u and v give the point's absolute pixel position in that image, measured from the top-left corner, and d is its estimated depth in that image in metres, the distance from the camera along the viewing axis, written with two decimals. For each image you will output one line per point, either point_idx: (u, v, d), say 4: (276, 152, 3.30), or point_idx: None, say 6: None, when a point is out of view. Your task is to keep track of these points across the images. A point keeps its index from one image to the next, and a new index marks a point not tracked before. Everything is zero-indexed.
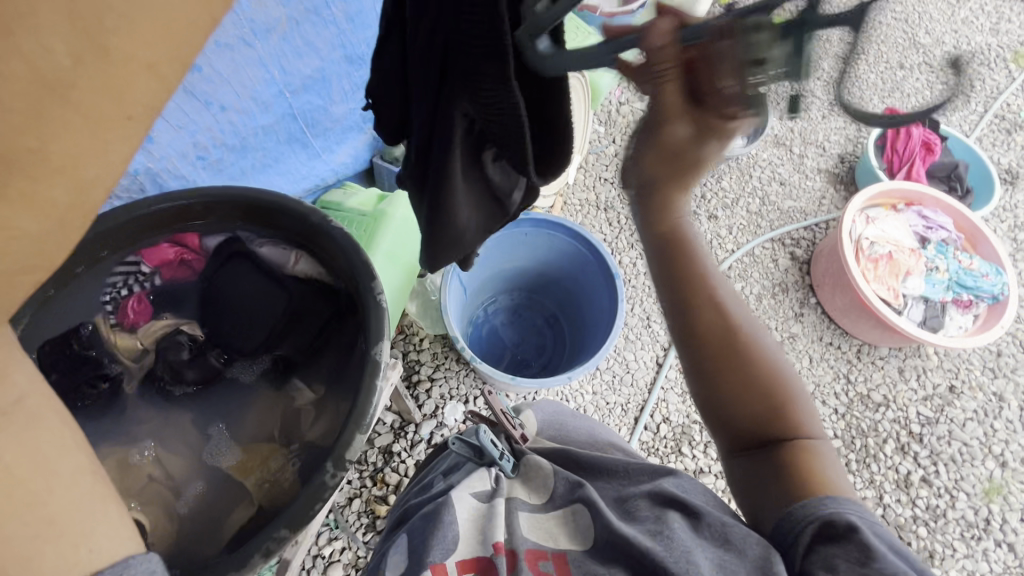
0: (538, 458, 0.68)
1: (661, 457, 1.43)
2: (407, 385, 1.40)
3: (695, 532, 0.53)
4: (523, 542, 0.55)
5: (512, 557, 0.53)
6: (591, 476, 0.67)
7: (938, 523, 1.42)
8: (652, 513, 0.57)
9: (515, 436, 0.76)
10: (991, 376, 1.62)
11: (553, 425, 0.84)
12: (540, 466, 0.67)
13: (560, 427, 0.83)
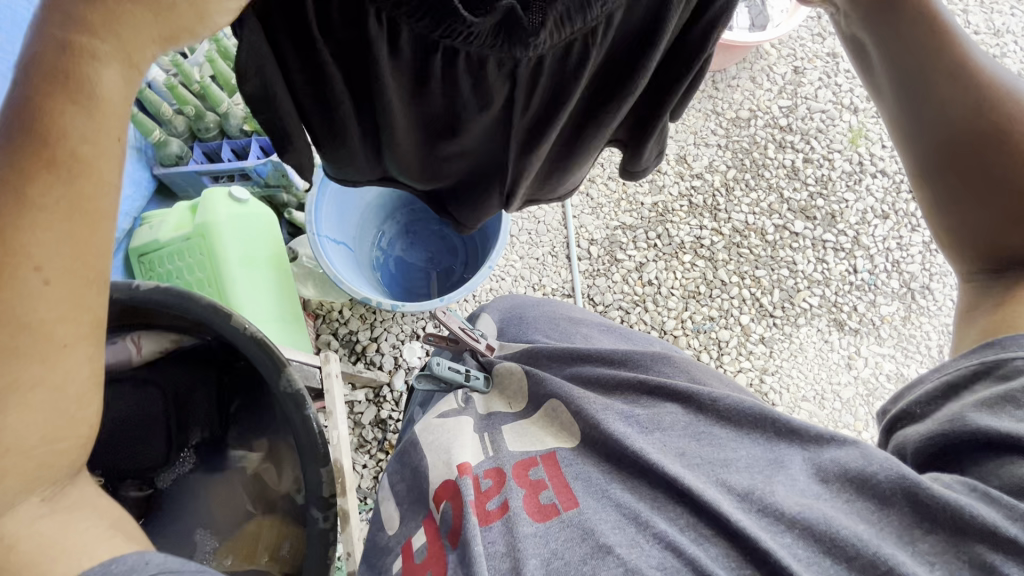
0: (507, 364, 0.69)
1: (605, 274, 1.50)
2: (357, 358, 1.34)
3: (687, 413, 0.59)
4: (509, 458, 0.56)
5: (501, 477, 0.54)
6: (560, 360, 0.69)
7: (828, 188, 1.62)
8: (647, 406, 0.60)
9: (481, 350, 0.76)
10: (819, 40, 1.73)
11: (510, 323, 0.83)
12: (512, 371, 0.69)
13: (518, 319, 0.82)
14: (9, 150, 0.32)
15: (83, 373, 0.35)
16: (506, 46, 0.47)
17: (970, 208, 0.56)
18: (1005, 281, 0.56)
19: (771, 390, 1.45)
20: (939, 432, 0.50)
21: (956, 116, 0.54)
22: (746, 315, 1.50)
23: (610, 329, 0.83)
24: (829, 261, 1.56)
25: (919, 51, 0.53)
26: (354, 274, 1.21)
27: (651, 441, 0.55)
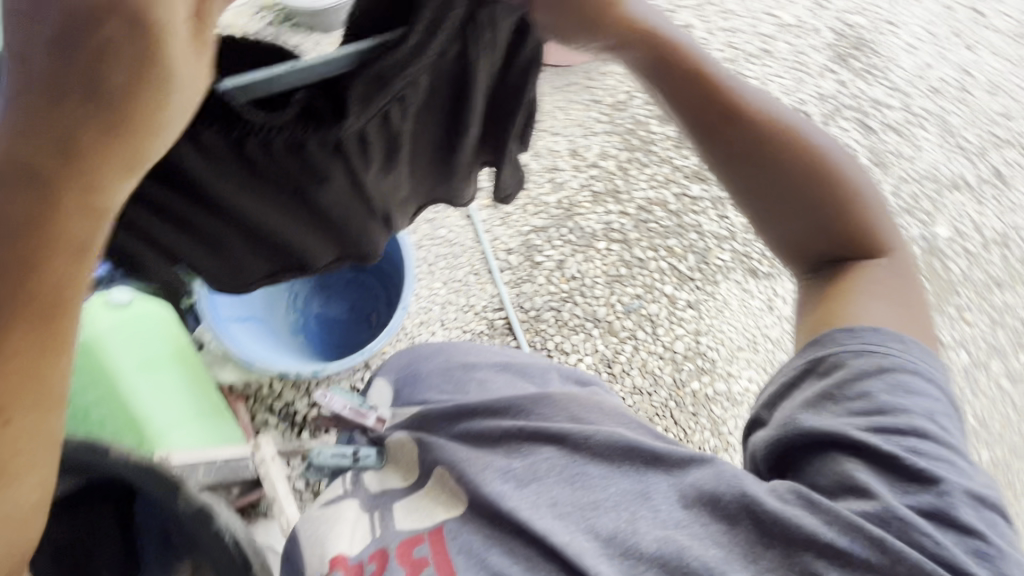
0: (396, 438, 0.77)
1: (529, 279, 1.52)
2: (300, 430, 1.27)
3: (563, 455, 0.66)
4: (392, 538, 0.65)
5: (383, 558, 0.63)
6: (448, 422, 0.74)
7: None
8: (524, 453, 0.68)
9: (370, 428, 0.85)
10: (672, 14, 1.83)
11: (406, 383, 0.86)
12: (402, 444, 0.76)
13: (411, 377, 0.86)
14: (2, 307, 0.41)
15: (33, 494, 0.46)
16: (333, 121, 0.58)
17: (777, 221, 0.69)
18: (822, 279, 0.67)
19: (708, 349, 1.52)
20: (772, 442, 0.59)
21: (743, 141, 0.68)
22: (670, 285, 1.57)
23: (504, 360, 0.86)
24: (731, 215, 1.66)
25: (700, 100, 0.69)
26: (272, 349, 1.17)
27: (526, 498, 0.64)
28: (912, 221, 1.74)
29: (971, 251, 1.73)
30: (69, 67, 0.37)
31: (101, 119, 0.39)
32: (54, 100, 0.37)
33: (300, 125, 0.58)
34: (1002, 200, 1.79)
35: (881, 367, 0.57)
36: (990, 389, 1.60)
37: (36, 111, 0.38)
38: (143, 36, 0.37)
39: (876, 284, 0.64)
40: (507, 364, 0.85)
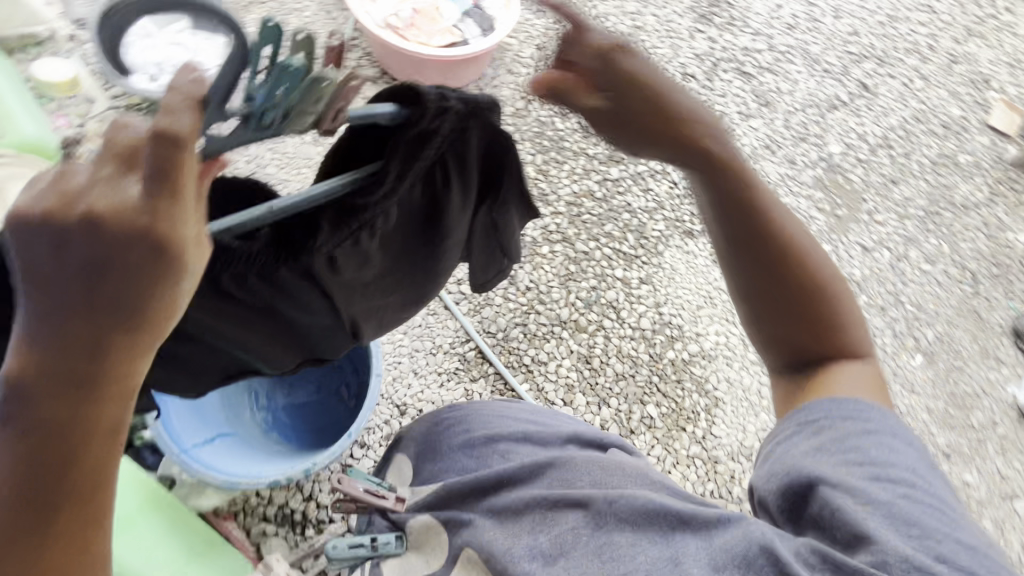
0: (419, 523, 0.74)
1: (487, 303, 1.51)
2: (304, 526, 1.21)
3: (588, 520, 0.66)
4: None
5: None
6: (477, 501, 0.73)
7: None
8: (542, 526, 0.67)
9: (391, 506, 0.78)
10: (542, 14, 1.88)
11: (426, 454, 0.84)
12: (427, 529, 0.74)
13: (433, 452, 0.83)
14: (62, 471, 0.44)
15: None
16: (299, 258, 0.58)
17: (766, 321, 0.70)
18: (802, 377, 0.70)
19: (672, 316, 1.58)
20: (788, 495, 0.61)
21: (745, 242, 0.67)
22: (619, 268, 1.61)
23: (530, 420, 0.86)
24: (653, 187, 1.73)
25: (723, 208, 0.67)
26: (254, 459, 1.07)
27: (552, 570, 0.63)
28: (807, 146, 1.89)
29: (864, 159, 1.90)
30: (92, 285, 0.39)
31: (128, 324, 0.41)
32: (80, 312, 0.40)
33: (272, 254, 0.57)
34: (873, 108, 1.98)
35: (870, 437, 0.61)
36: (916, 275, 1.76)
37: (63, 325, 0.40)
38: (166, 250, 0.40)
39: (857, 382, 0.67)
40: (532, 423, 0.85)
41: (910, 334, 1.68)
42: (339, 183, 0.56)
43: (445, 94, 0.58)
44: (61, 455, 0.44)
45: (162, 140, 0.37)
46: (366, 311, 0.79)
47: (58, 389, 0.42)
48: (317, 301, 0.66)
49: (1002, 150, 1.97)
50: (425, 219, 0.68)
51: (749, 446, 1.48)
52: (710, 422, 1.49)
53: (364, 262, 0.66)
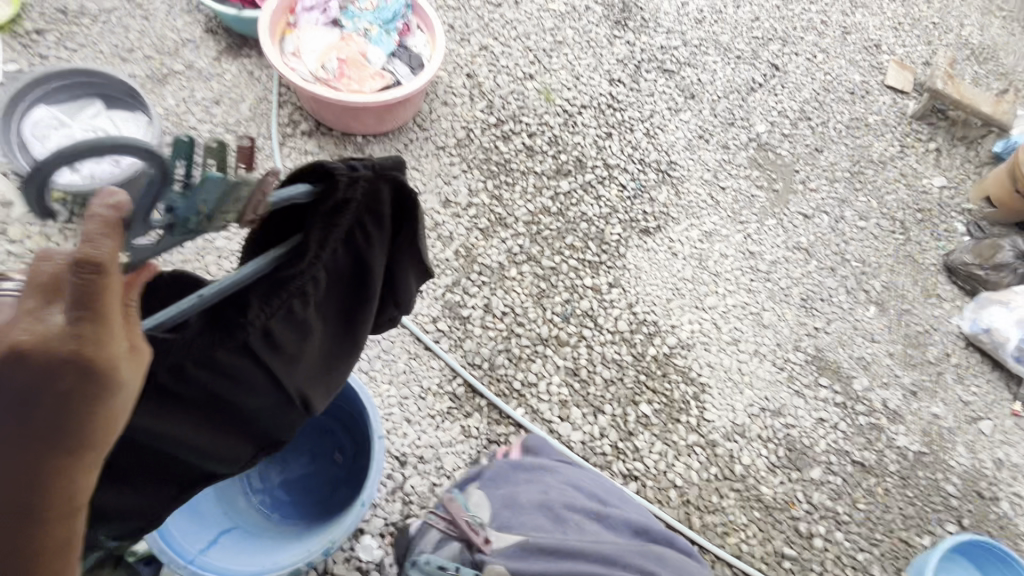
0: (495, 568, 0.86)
1: (467, 336, 1.51)
2: None
3: None
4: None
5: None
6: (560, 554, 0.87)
7: (561, 143, 1.83)
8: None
9: (478, 543, 0.91)
10: (465, 43, 1.91)
11: (506, 503, 0.97)
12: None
13: (512, 503, 0.96)
14: None
15: None
16: (229, 337, 0.60)
17: None
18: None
19: (646, 314, 1.63)
20: None
21: None
22: (587, 277, 1.65)
23: (593, 495, 1.00)
24: (604, 193, 1.78)
25: None
26: (263, 548, 1.03)
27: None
28: (736, 130, 2.00)
29: (789, 134, 2.03)
30: (26, 411, 0.38)
31: (64, 447, 0.39)
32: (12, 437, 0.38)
33: (208, 339, 0.60)
34: (786, 85, 2.13)
35: None
36: (855, 233, 1.89)
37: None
38: (87, 370, 0.37)
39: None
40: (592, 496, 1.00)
41: (860, 288, 1.80)
42: (262, 264, 0.60)
43: (353, 166, 0.61)
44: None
45: (80, 267, 0.35)
46: (314, 380, 0.70)
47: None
48: (261, 382, 0.63)
49: (904, 106, 2.15)
50: (352, 278, 0.68)
51: (741, 423, 1.54)
52: (701, 409, 1.54)
53: (302, 330, 0.64)
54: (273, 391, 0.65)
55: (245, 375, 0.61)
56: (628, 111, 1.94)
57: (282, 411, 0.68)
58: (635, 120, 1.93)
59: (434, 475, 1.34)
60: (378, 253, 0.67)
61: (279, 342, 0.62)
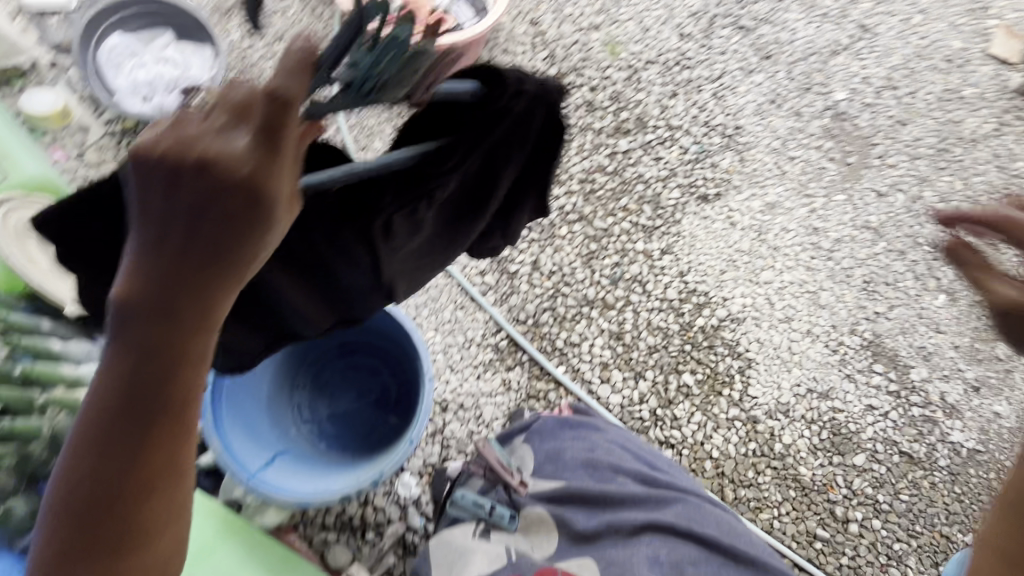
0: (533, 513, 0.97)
1: (513, 291, 1.50)
2: (363, 532, 1.24)
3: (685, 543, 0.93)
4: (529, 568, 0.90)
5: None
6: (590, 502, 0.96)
7: (623, 100, 1.75)
8: (643, 540, 0.93)
9: (516, 485, 1.01)
10: None
11: (549, 459, 1.03)
12: (541, 517, 0.96)
13: (555, 455, 1.03)
14: (164, 384, 0.48)
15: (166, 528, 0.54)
16: (364, 216, 0.62)
17: None
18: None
19: (697, 284, 1.58)
20: None
21: None
22: (639, 241, 1.60)
23: (639, 458, 1.04)
24: (664, 155, 1.71)
25: None
26: (316, 473, 1.09)
27: (621, 548, 0.92)
28: (814, 96, 1.86)
29: (871, 103, 1.88)
30: (203, 217, 0.43)
31: (227, 253, 0.44)
32: (181, 252, 0.43)
33: (341, 214, 0.61)
34: (875, 49, 1.96)
35: None
36: (932, 215, 1.76)
37: (170, 262, 0.44)
38: (257, 213, 0.43)
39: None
40: (633, 458, 1.04)
41: (932, 275, 1.69)
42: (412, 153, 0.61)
43: (522, 81, 0.63)
44: (159, 377, 0.48)
45: (277, 94, 0.42)
46: (399, 271, 0.76)
47: (158, 314, 0.45)
48: (363, 263, 0.69)
49: (1007, 79, 1.94)
50: (474, 193, 0.71)
51: (786, 402, 1.50)
52: (745, 384, 1.51)
53: (416, 229, 0.68)
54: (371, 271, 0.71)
55: (357, 255, 0.66)
56: (697, 69, 1.83)
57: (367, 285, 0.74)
58: (704, 80, 1.82)
59: (473, 422, 1.37)
60: (504, 181, 0.71)
61: (396, 233, 0.66)
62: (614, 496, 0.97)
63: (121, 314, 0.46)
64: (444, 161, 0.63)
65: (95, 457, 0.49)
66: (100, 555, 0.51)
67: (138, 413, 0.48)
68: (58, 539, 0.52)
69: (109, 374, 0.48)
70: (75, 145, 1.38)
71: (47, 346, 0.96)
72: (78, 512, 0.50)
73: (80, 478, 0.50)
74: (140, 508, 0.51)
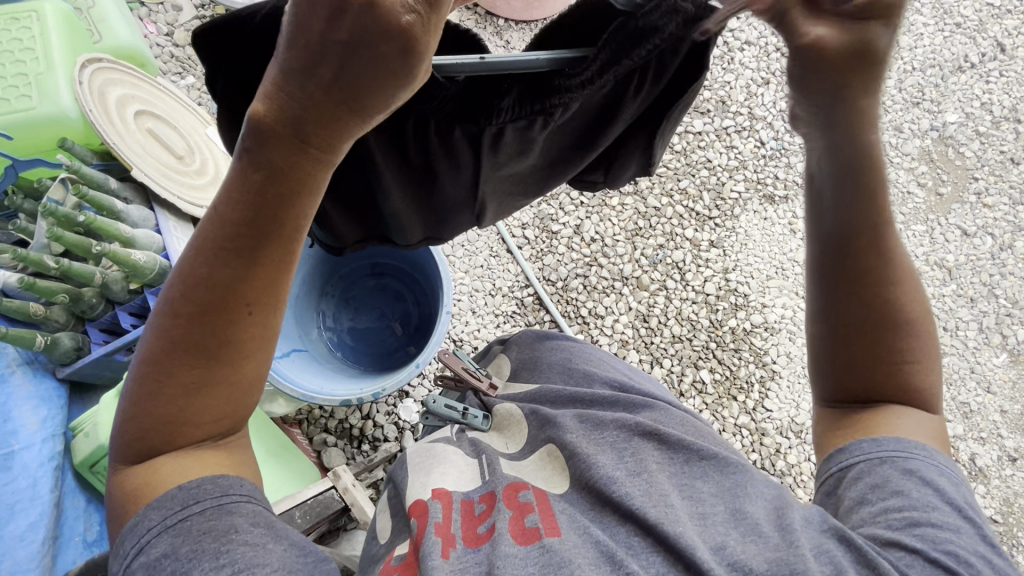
0: (507, 409, 0.71)
1: (550, 250, 1.49)
2: (358, 443, 1.30)
3: (667, 451, 0.59)
4: (501, 480, 0.58)
5: (492, 499, 0.56)
6: (558, 398, 0.69)
7: (708, 79, 1.66)
8: (622, 445, 0.60)
9: (483, 389, 0.80)
10: None
11: (527, 365, 0.81)
12: (512, 414, 0.70)
13: (534, 363, 0.79)
14: (264, 233, 0.43)
15: (223, 405, 0.47)
16: (475, 120, 0.62)
17: (847, 347, 0.55)
18: (850, 411, 0.57)
19: (739, 284, 1.52)
20: (837, 476, 0.55)
21: (855, 261, 0.53)
22: (690, 228, 1.55)
23: (624, 375, 0.78)
24: (738, 144, 1.62)
25: (862, 224, 0.51)
26: (323, 375, 1.14)
27: (659, 502, 0.51)
28: (921, 113, 1.70)
29: (984, 132, 1.70)
30: (351, 51, 0.37)
31: (361, 98, 0.39)
32: (325, 84, 0.38)
33: (455, 111, 0.61)
34: (1008, 73, 1.75)
35: (938, 470, 0.52)
36: (1019, 267, 1.60)
37: (310, 93, 0.38)
38: (412, 54, 0.37)
39: (917, 424, 0.55)
40: (631, 377, 0.78)
41: (998, 331, 1.55)
42: (556, 57, 0.55)
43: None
44: (262, 223, 0.43)
45: None
46: (495, 189, 0.78)
47: (284, 153, 0.40)
48: (467, 167, 0.70)
49: None
50: (598, 117, 0.66)
51: (801, 423, 1.43)
52: (764, 394, 1.45)
53: (526, 146, 0.68)
54: (471, 178, 0.73)
55: (458, 157, 0.68)
56: None
57: (467, 192, 0.77)
58: None
59: None
60: (620, 124, 0.66)
61: (502, 142, 0.65)
62: (583, 398, 0.68)
63: (248, 144, 0.40)
64: (578, 78, 0.56)
65: (185, 304, 0.44)
66: (171, 415, 0.46)
67: (241, 261, 0.44)
68: (130, 387, 0.47)
69: (220, 213, 0.43)
70: (166, 22, 1.42)
71: (111, 204, 1.00)
72: (157, 363, 0.45)
73: (167, 321, 0.45)
74: (220, 367, 0.46)
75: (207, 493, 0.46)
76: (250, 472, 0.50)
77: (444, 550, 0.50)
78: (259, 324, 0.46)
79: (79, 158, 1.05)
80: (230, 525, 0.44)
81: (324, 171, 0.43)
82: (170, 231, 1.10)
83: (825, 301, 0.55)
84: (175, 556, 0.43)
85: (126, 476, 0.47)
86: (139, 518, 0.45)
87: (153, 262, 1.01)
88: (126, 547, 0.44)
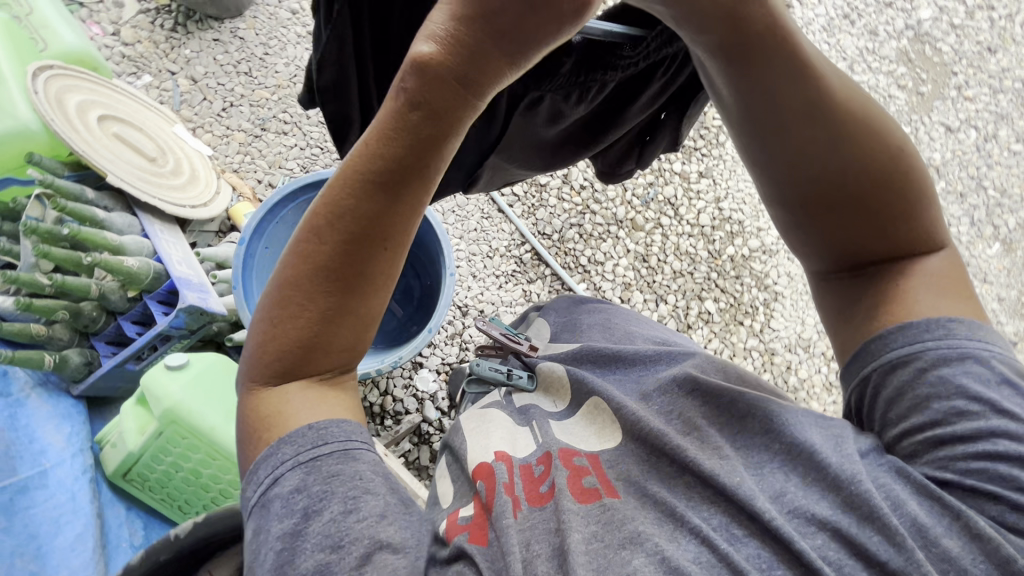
0: (547, 365, 0.70)
1: (541, 205, 1.48)
2: (381, 419, 1.31)
3: (716, 412, 0.56)
4: (555, 442, 0.58)
5: (550, 459, 0.56)
6: (592, 360, 0.69)
7: None
8: (667, 408, 0.57)
9: (525, 350, 0.77)
10: None
11: (567, 326, 0.81)
12: (552, 371, 0.68)
13: (573, 325, 0.80)
14: (409, 171, 0.44)
15: (352, 338, 0.48)
16: (526, 85, 0.65)
17: (850, 231, 0.55)
18: (851, 287, 0.56)
19: (733, 212, 1.52)
20: (858, 386, 0.53)
21: (813, 166, 0.55)
22: (677, 162, 1.54)
23: (660, 337, 0.78)
24: None
25: (780, 128, 0.55)
26: None
27: (714, 455, 0.51)
28: (893, 14, 1.68)
29: (958, 25, 1.69)
30: None
31: (515, 48, 0.41)
32: (495, 29, 0.39)
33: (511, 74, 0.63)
34: None
35: (963, 356, 0.49)
36: (1004, 157, 1.62)
37: (479, 38, 0.40)
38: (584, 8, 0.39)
39: (930, 286, 0.53)
40: (667, 336, 0.79)
41: (989, 222, 1.57)
42: (618, 32, 0.61)
43: None
44: (411, 160, 0.43)
45: None
46: (517, 145, 0.77)
47: (444, 95, 0.41)
48: (496, 127, 0.70)
49: None
50: (615, 98, 0.73)
51: (808, 338, 1.45)
52: (769, 316, 1.47)
53: (555, 120, 0.72)
54: (492, 141, 0.73)
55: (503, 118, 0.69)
56: None
57: (480, 158, 0.75)
58: None
59: None
60: (642, 103, 0.72)
61: (539, 107, 0.68)
62: (624, 356, 0.68)
63: (408, 84, 0.41)
64: (626, 61, 0.63)
65: (330, 232, 0.45)
66: (307, 341, 0.47)
67: (385, 197, 0.44)
68: (266, 312, 0.48)
69: (370, 149, 0.44)
70: (110, 22, 1.38)
71: (92, 214, 0.99)
72: (296, 287, 0.46)
73: (310, 249, 0.46)
74: (355, 295, 0.47)
75: (333, 436, 0.46)
76: (362, 416, 0.51)
77: (513, 511, 0.50)
78: (388, 263, 0.47)
79: (49, 171, 1.02)
80: (355, 471, 0.45)
81: (469, 117, 0.44)
82: (157, 234, 1.07)
83: (789, 214, 0.58)
84: (306, 493, 0.44)
85: (258, 401, 0.48)
86: (272, 450, 0.46)
87: (146, 268, 0.99)
88: (261, 476, 0.45)
